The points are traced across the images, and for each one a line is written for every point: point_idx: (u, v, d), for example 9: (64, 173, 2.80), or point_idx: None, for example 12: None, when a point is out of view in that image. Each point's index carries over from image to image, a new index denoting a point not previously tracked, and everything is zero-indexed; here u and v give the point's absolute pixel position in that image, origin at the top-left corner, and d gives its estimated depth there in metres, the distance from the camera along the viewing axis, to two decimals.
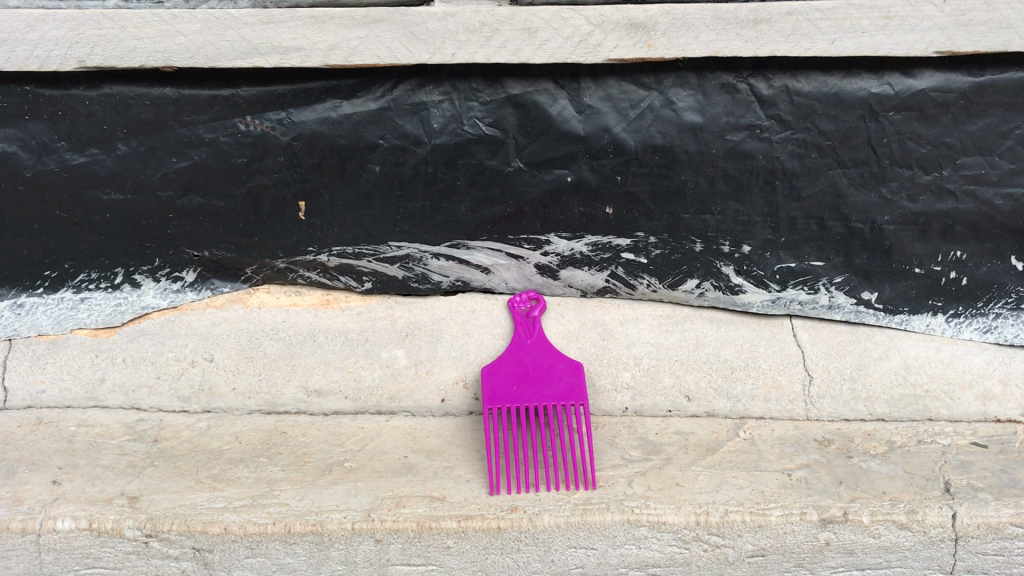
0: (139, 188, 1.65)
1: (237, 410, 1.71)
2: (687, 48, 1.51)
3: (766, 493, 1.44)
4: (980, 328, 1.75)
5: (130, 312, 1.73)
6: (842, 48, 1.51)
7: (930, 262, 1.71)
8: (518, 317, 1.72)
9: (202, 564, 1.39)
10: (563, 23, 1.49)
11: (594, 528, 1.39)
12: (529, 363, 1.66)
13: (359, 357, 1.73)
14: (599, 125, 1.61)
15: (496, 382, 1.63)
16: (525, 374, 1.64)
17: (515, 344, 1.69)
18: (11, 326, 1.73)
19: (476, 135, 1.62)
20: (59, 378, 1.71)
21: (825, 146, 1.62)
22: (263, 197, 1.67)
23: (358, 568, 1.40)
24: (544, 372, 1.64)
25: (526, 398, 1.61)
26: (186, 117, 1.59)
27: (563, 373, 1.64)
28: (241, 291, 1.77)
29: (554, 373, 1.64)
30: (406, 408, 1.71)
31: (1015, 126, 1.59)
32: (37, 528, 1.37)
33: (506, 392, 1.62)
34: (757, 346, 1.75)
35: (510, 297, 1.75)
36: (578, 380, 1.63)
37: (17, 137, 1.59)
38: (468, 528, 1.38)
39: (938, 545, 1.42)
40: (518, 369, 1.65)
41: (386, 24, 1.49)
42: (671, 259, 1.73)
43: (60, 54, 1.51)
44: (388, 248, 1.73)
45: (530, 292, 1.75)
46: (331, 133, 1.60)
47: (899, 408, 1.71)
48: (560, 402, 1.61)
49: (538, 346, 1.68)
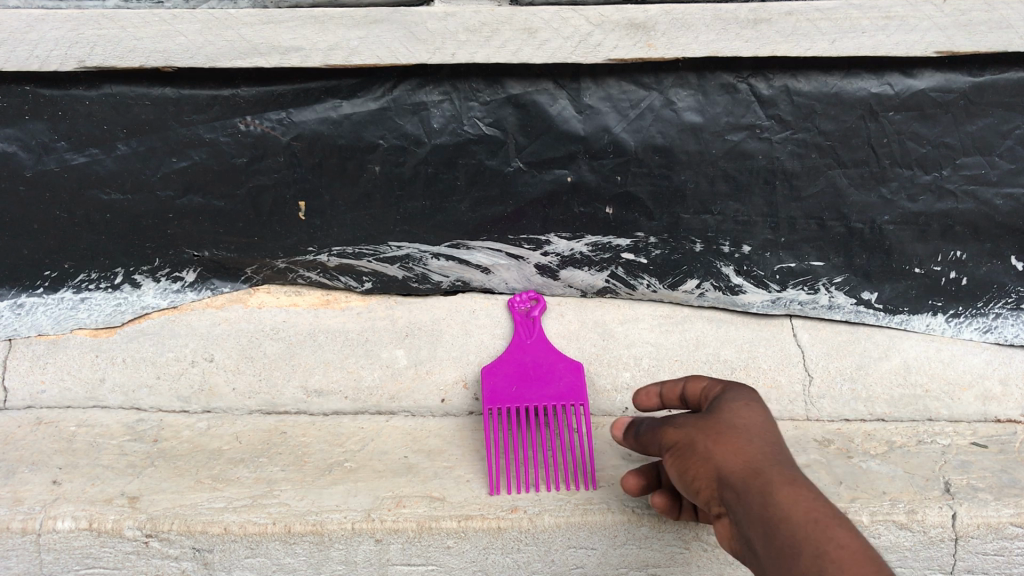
0: (139, 188, 1.65)
1: (237, 410, 1.70)
2: (687, 48, 1.49)
3: None
4: (980, 328, 1.75)
5: (131, 312, 1.73)
6: (843, 48, 1.49)
7: (930, 262, 1.72)
8: (518, 317, 1.73)
9: (202, 564, 1.40)
10: (563, 23, 1.46)
11: (594, 527, 1.39)
12: (529, 362, 1.66)
13: (359, 357, 1.72)
14: (599, 125, 1.61)
15: (496, 382, 1.63)
16: (526, 374, 1.64)
17: (516, 345, 1.69)
18: (11, 326, 1.73)
19: (476, 135, 1.62)
20: (59, 378, 1.71)
21: (825, 146, 1.62)
22: (263, 197, 1.67)
23: (358, 567, 1.41)
24: (544, 372, 1.64)
25: (526, 398, 1.61)
26: (186, 117, 1.59)
27: (563, 372, 1.64)
28: (242, 291, 1.77)
29: (554, 373, 1.64)
30: (406, 408, 1.71)
31: (1015, 126, 1.59)
32: (36, 528, 1.37)
33: (507, 392, 1.62)
34: (757, 346, 1.75)
35: (511, 297, 1.76)
36: (578, 380, 1.63)
37: (17, 137, 1.59)
38: (468, 528, 1.38)
39: (938, 545, 1.43)
40: (518, 369, 1.65)
41: (385, 24, 1.47)
42: (671, 259, 1.74)
43: (59, 54, 1.49)
44: (389, 248, 1.74)
45: (530, 292, 1.76)
46: (331, 133, 1.61)
47: (899, 408, 1.71)
48: (560, 402, 1.61)
49: (538, 346, 1.68)
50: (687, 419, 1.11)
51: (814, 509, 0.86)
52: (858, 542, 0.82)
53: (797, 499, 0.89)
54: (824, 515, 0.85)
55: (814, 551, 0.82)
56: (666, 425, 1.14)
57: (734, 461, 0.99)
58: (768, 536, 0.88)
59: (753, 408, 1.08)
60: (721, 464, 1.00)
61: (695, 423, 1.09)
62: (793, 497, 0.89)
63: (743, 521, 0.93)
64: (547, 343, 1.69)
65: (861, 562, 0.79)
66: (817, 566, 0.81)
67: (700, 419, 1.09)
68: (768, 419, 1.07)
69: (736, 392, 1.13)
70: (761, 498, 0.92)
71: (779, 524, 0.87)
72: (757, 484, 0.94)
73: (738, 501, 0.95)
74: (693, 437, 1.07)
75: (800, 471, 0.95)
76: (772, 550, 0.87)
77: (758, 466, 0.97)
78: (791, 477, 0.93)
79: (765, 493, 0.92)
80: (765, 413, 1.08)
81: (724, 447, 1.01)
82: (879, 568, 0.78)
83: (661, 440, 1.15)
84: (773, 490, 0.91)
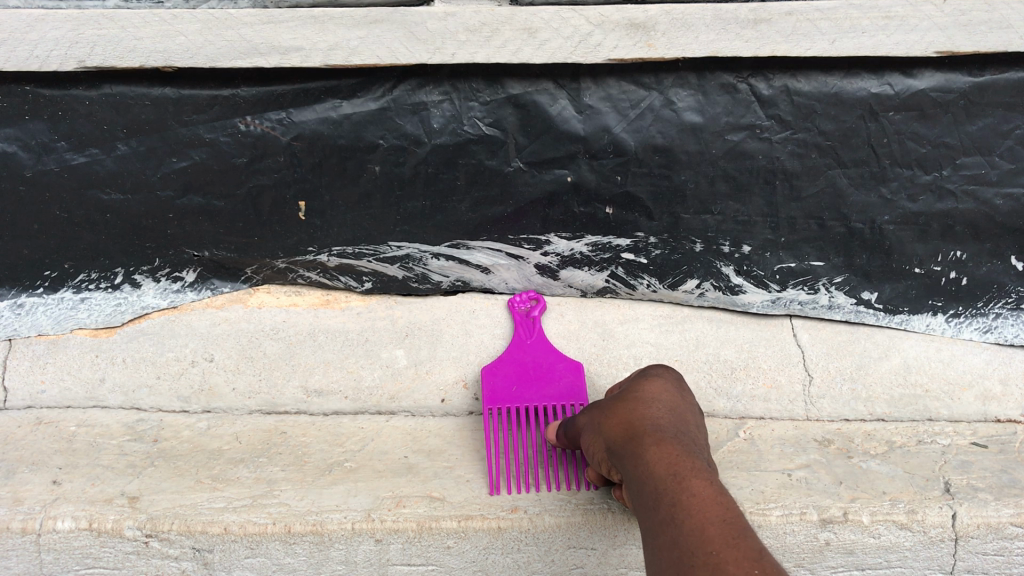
0: (139, 188, 1.65)
1: (237, 409, 1.68)
2: (687, 48, 1.49)
3: (766, 493, 1.44)
4: (980, 328, 1.75)
5: (131, 312, 1.74)
6: (842, 48, 1.49)
7: (930, 262, 1.72)
8: (518, 318, 1.73)
9: (202, 564, 1.40)
10: (563, 23, 1.46)
11: (595, 527, 1.39)
12: (530, 362, 1.67)
13: (359, 357, 1.72)
14: (599, 125, 1.61)
15: (496, 382, 1.64)
16: (526, 374, 1.64)
17: (516, 345, 1.70)
18: (11, 326, 1.72)
19: (476, 135, 1.62)
20: (59, 378, 1.70)
21: (825, 145, 1.62)
22: (263, 197, 1.68)
23: (358, 567, 1.41)
24: (544, 372, 1.65)
25: (527, 398, 1.62)
26: (186, 117, 1.59)
27: (564, 373, 1.66)
28: (242, 291, 1.78)
29: (555, 374, 1.65)
30: (406, 408, 1.69)
31: (1015, 126, 1.59)
32: (37, 528, 1.37)
33: (508, 392, 1.63)
34: (758, 346, 1.75)
35: (511, 297, 1.77)
36: (578, 380, 1.65)
37: (17, 137, 1.59)
38: (468, 528, 1.38)
39: (938, 545, 1.43)
40: (518, 369, 1.66)
41: (385, 24, 1.46)
42: (671, 259, 1.75)
43: (60, 54, 1.49)
44: (389, 248, 1.74)
45: (530, 291, 1.77)
46: (331, 133, 1.61)
47: (899, 408, 1.69)
48: (560, 402, 1.62)
49: (539, 346, 1.69)
50: (599, 404, 1.29)
51: (677, 465, 1.02)
52: (711, 488, 0.97)
53: (665, 456, 1.04)
54: (684, 470, 1.01)
55: (669, 496, 0.97)
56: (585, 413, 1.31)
57: (622, 431, 1.16)
58: (641, 487, 1.03)
59: (652, 387, 1.24)
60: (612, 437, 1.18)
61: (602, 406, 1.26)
62: (665, 454, 1.05)
63: (626, 480, 1.09)
64: (548, 343, 1.70)
65: (706, 503, 0.94)
66: (672, 513, 0.95)
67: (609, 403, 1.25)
68: (667, 394, 1.23)
69: (642, 374, 1.31)
70: (636, 458, 1.08)
71: (648, 479, 1.02)
72: (637, 446, 1.10)
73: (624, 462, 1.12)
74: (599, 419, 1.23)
75: (678, 435, 1.11)
76: (642, 498, 1.02)
77: (638, 431, 1.13)
78: (665, 440, 1.08)
79: (641, 454, 1.07)
80: (667, 390, 1.24)
81: (617, 418, 1.18)
82: (721, 509, 0.93)
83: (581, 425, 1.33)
84: (646, 451, 1.07)
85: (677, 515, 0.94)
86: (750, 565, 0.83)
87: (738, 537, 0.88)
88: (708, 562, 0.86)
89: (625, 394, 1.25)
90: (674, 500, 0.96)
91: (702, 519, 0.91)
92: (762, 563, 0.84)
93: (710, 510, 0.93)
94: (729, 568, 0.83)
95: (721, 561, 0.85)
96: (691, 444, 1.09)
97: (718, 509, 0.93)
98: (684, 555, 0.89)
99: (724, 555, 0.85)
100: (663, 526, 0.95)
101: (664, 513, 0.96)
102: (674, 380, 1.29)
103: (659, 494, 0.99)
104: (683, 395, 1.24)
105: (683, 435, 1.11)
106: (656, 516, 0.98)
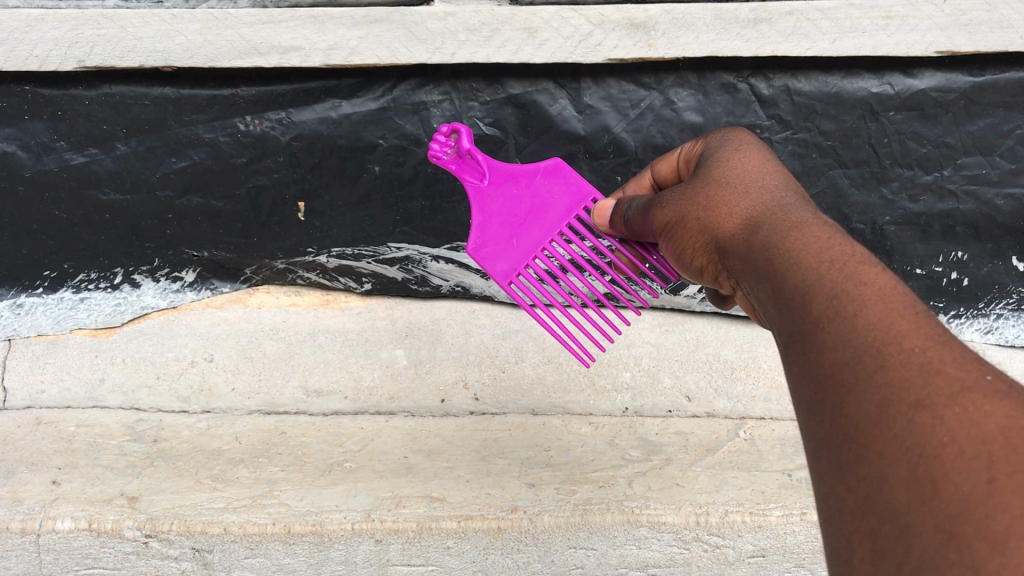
0: (138, 188, 1.66)
1: (236, 410, 1.66)
2: (688, 48, 1.48)
3: (766, 493, 1.43)
4: (981, 329, 1.76)
5: (130, 312, 1.73)
6: (842, 48, 1.47)
7: (931, 262, 1.71)
8: (454, 164, 1.28)
9: (202, 564, 1.40)
10: (563, 22, 1.45)
11: (594, 528, 1.38)
12: (511, 200, 1.25)
13: (359, 357, 1.71)
14: (599, 125, 1.62)
15: (490, 253, 1.24)
16: (519, 216, 1.25)
17: (476, 198, 1.26)
18: (11, 326, 1.71)
19: (476, 135, 1.64)
20: (59, 378, 1.68)
21: (825, 146, 1.62)
22: (262, 197, 1.68)
23: (358, 567, 1.42)
24: (532, 200, 1.26)
25: (536, 241, 1.25)
26: (186, 117, 1.60)
27: (551, 187, 1.26)
28: (241, 291, 1.77)
29: (545, 196, 1.25)
30: (406, 408, 1.66)
31: (1015, 126, 1.58)
32: (36, 528, 1.35)
33: (507, 254, 1.24)
34: (757, 345, 1.75)
35: (429, 152, 1.28)
36: (565, 179, 1.26)
37: (17, 137, 1.59)
38: (467, 528, 1.36)
39: None
40: (509, 217, 1.25)
41: (385, 24, 1.45)
42: None
43: (59, 53, 1.48)
44: (388, 249, 1.75)
45: (443, 126, 1.26)
46: (331, 133, 1.62)
47: None
48: (567, 216, 1.25)
49: (505, 176, 1.25)
50: (679, 193, 0.96)
51: (827, 246, 0.72)
52: (885, 274, 0.66)
53: (814, 241, 0.73)
54: (843, 254, 0.70)
55: (826, 288, 0.67)
56: (654, 205, 1.01)
57: (738, 226, 0.85)
58: (776, 287, 0.73)
59: (750, 166, 0.94)
60: (715, 228, 0.88)
61: (685, 194, 0.95)
62: (808, 239, 0.74)
63: (747, 281, 0.80)
64: (506, 169, 1.25)
65: (882, 290, 0.64)
66: (834, 308, 0.65)
67: (697, 190, 0.94)
68: (774, 181, 0.90)
69: (723, 152, 0.98)
70: (767, 250, 0.77)
71: (790, 272, 0.72)
72: (763, 239, 0.79)
73: (745, 259, 0.81)
74: (685, 212, 0.93)
75: (817, 217, 0.80)
76: (778, 299, 0.72)
77: (763, 222, 0.82)
78: (798, 221, 0.79)
79: (774, 243, 0.77)
80: (772, 177, 0.92)
81: (721, 212, 0.89)
82: (905, 299, 0.63)
83: (653, 227, 1.01)
84: (781, 241, 0.76)
85: (847, 308, 0.64)
86: (977, 369, 0.56)
87: (942, 334, 0.60)
88: (915, 371, 0.57)
89: (720, 183, 0.92)
90: (834, 290, 0.66)
91: (889, 312, 0.62)
92: (996, 373, 0.56)
93: (895, 300, 0.63)
94: (948, 371, 0.56)
95: (937, 365, 0.57)
96: (835, 225, 0.78)
97: (902, 298, 0.63)
98: (864, 361, 0.60)
99: (940, 361, 0.57)
100: (823, 327, 0.65)
101: (819, 310, 0.66)
102: (769, 159, 0.96)
103: (800, 281, 0.70)
104: (774, 159, 0.96)
105: (822, 215, 0.81)
106: (808, 314, 0.67)
